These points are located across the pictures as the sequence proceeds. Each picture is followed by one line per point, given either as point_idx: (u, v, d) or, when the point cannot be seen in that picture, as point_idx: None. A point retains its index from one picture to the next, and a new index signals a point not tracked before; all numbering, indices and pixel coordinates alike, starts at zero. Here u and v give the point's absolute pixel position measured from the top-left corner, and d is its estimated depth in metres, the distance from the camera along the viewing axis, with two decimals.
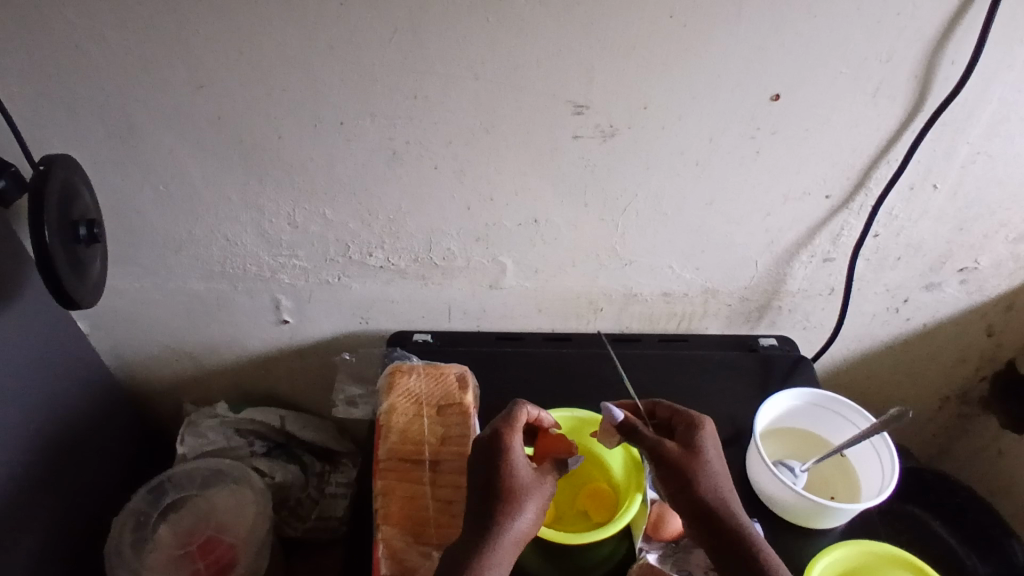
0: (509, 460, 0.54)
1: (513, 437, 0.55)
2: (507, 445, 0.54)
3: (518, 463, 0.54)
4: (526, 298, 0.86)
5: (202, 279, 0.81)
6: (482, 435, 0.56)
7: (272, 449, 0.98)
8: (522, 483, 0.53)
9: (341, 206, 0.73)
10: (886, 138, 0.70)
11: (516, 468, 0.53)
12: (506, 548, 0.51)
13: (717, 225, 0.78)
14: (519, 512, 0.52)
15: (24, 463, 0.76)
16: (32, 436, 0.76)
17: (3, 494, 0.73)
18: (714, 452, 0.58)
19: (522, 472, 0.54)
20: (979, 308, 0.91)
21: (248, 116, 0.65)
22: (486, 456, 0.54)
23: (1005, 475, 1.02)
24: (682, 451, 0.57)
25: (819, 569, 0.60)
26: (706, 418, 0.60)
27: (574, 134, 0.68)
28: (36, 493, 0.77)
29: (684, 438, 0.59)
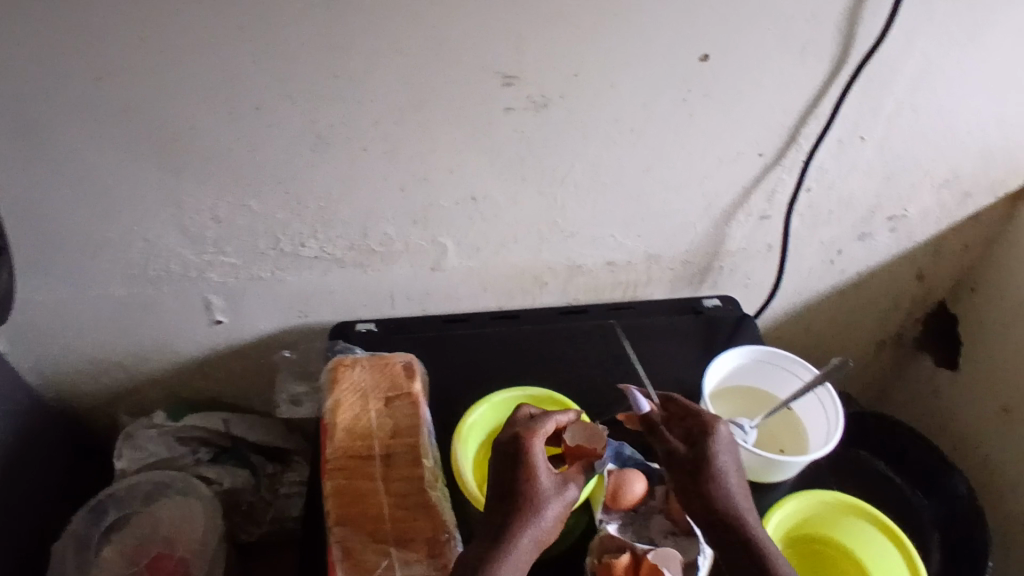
0: (532, 468, 0.52)
1: (538, 443, 0.53)
2: (533, 451, 0.53)
3: (540, 467, 0.52)
4: (469, 277, 0.83)
5: (124, 284, 0.76)
6: (504, 441, 0.54)
7: (218, 454, 0.94)
8: (545, 492, 0.51)
9: (268, 196, 0.69)
10: (814, 94, 0.70)
11: (539, 474, 0.52)
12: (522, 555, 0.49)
13: (656, 191, 0.77)
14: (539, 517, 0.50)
15: None
16: None
17: None
18: (727, 458, 0.56)
19: (547, 477, 0.52)
20: (909, 254, 0.94)
21: (157, 105, 0.61)
22: (507, 462, 0.53)
23: (942, 411, 1.07)
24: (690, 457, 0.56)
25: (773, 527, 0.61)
26: (718, 422, 0.57)
27: (507, 107, 0.66)
28: None
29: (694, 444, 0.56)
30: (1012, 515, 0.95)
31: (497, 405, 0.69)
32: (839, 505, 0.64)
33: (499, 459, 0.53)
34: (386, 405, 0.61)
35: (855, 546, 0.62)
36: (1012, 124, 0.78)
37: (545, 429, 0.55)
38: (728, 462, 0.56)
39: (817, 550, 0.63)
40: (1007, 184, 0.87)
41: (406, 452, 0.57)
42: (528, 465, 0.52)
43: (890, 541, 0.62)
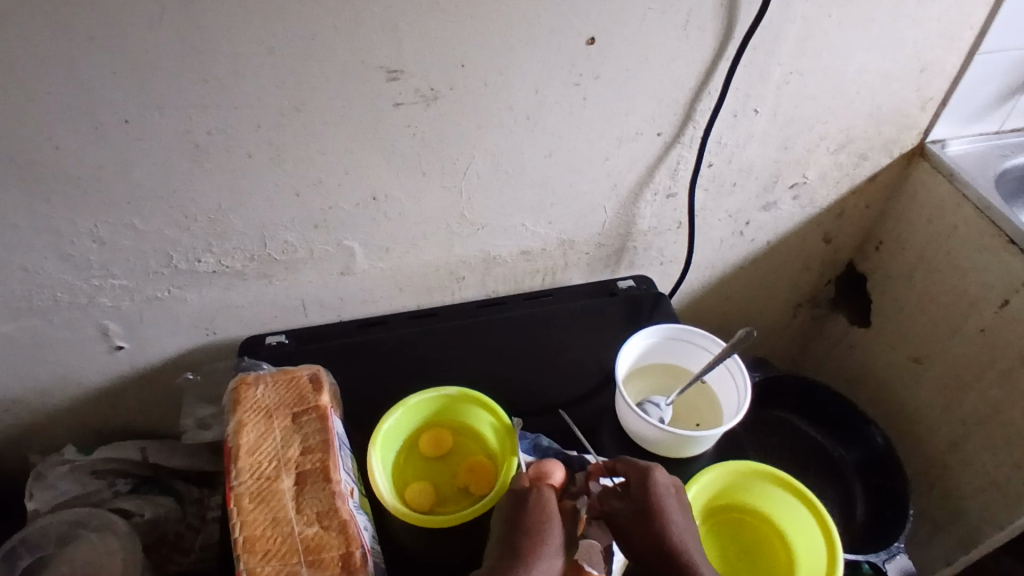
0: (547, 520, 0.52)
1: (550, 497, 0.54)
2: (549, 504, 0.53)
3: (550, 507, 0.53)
4: (382, 279, 0.81)
5: (7, 319, 0.71)
6: (522, 495, 0.54)
7: (140, 485, 0.88)
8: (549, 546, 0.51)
9: (152, 213, 0.66)
10: (703, 69, 0.71)
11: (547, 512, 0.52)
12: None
13: (560, 175, 0.77)
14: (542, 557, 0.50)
15: None
16: None
17: None
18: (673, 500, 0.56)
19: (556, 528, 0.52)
20: (814, 218, 0.97)
21: (12, 127, 0.57)
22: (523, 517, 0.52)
23: (858, 365, 1.11)
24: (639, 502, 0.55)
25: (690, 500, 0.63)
26: (657, 465, 0.58)
27: (395, 102, 0.64)
28: None
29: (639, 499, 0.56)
30: (929, 456, 1.00)
31: (413, 407, 0.68)
32: (745, 471, 0.65)
33: (511, 517, 0.53)
34: (292, 422, 0.59)
35: (769, 508, 0.64)
36: (894, 84, 0.81)
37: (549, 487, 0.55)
38: (674, 504, 0.55)
39: (733, 519, 0.65)
40: (898, 143, 0.90)
41: (315, 469, 0.56)
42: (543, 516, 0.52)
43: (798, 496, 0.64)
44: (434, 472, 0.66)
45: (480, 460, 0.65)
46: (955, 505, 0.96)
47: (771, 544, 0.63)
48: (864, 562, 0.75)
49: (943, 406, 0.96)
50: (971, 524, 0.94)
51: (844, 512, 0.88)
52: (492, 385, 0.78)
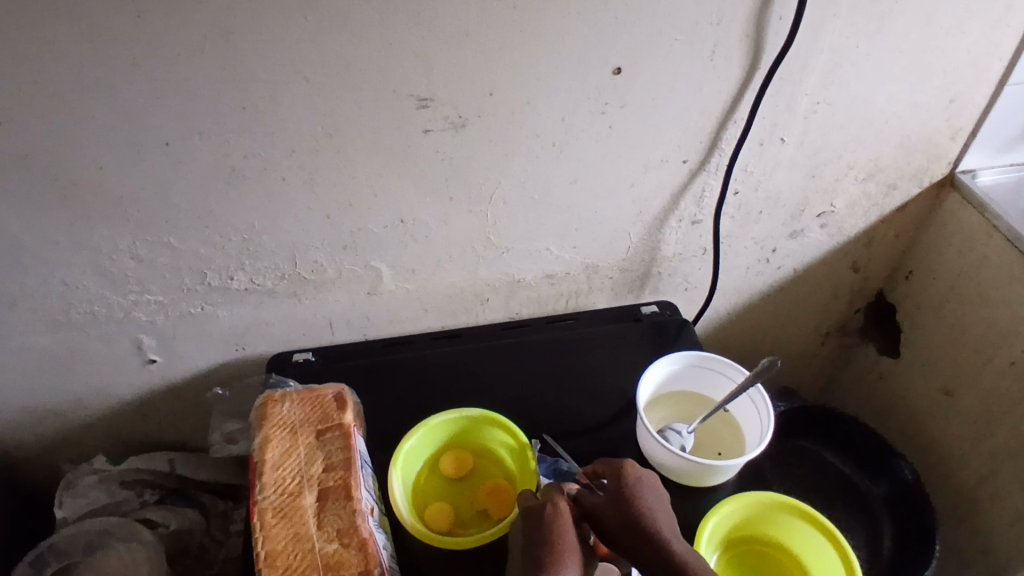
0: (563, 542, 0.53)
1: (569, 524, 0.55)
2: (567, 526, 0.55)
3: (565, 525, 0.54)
4: (408, 300, 0.82)
5: (48, 332, 0.74)
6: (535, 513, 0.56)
7: (166, 496, 0.90)
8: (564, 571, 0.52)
9: (188, 232, 0.68)
10: (729, 98, 0.72)
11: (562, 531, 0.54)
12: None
13: (585, 201, 0.77)
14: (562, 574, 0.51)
15: None
16: None
17: None
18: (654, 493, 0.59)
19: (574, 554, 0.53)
20: (842, 247, 0.96)
21: (61, 149, 0.60)
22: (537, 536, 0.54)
23: (888, 397, 1.09)
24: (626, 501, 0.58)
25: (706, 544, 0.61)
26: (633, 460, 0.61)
27: (425, 128, 0.66)
28: None
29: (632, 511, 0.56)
30: (960, 493, 0.97)
31: (434, 428, 0.68)
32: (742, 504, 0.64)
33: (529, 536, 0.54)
34: (316, 439, 0.60)
35: (791, 540, 0.63)
36: (924, 115, 0.80)
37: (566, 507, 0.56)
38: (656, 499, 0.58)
39: (753, 548, 0.64)
40: (928, 174, 0.89)
41: (336, 486, 0.56)
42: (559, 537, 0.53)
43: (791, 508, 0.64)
44: (453, 494, 0.67)
45: (499, 483, 0.65)
46: (987, 544, 0.93)
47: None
48: None
49: (975, 442, 0.93)
50: (1005, 564, 0.91)
51: (870, 547, 0.85)
52: (513, 407, 0.78)
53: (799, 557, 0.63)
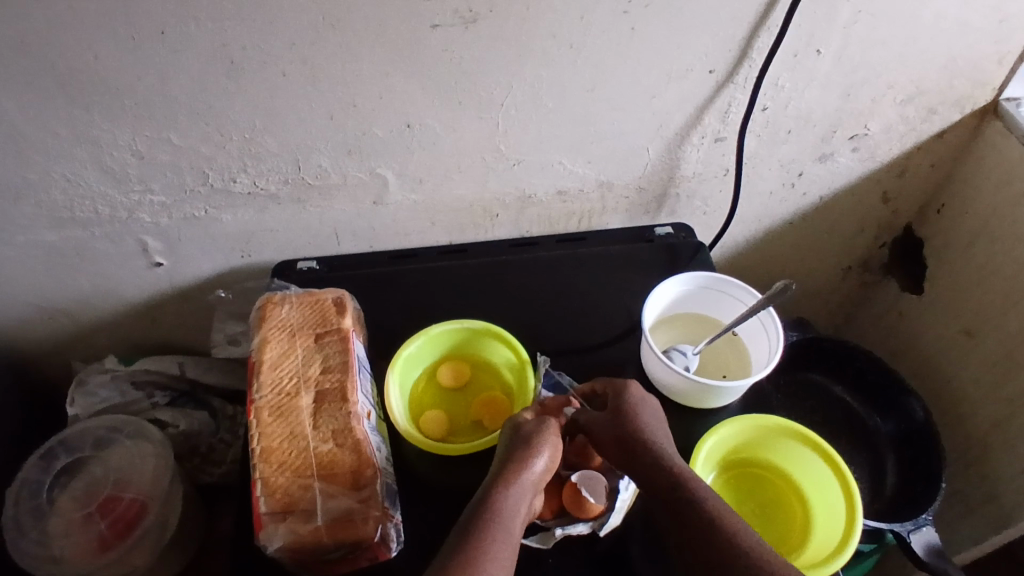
0: (539, 446, 0.55)
1: (552, 427, 0.57)
2: (549, 431, 0.56)
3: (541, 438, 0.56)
4: (414, 211, 0.80)
5: (53, 229, 0.73)
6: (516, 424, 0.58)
7: (177, 398, 0.92)
8: (535, 478, 0.54)
9: (188, 129, 0.66)
10: (764, 2, 0.66)
11: (535, 444, 0.55)
12: (516, 532, 0.50)
13: (602, 112, 0.73)
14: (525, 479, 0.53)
15: None
16: None
17: None
18: (648, 409, 0.60)
19: (547, 456, 0.55)
20: (873, 175, 0.92)
21: (51, 35, 0.57)
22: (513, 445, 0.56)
23: (904, 333, 1.06)
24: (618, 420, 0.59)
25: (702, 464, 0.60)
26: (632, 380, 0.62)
27: (433, 23, 0.62)
28: None
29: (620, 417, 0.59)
30: (969, 433, 0.96)
31: (434, 337, 0.68)
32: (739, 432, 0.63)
33: (508, 445, 0.56)
34: (315, 342, 0.59)
35: (793, 468, 0.62)
36: (974, 33, 0.74)
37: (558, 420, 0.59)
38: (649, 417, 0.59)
39: (754, 472, 0.63)
40: (973, 99, 0.83)
41: (333, 389, 0.56)
42: (535, 442, 0.55)
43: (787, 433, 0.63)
44: (450, 405, 0.67)
45: (497, 396, 0.65)
46: (991, 484, 0.93)
47: (786, 499, 0.62)
48: (888, 531, 0.72)
49: (990, 383, 0.91)
50: (1004, 504, 0.91)
51: (872, 482, 0.85)
52: (518, 324, 0.77)
53: (799, 485, 0.62)
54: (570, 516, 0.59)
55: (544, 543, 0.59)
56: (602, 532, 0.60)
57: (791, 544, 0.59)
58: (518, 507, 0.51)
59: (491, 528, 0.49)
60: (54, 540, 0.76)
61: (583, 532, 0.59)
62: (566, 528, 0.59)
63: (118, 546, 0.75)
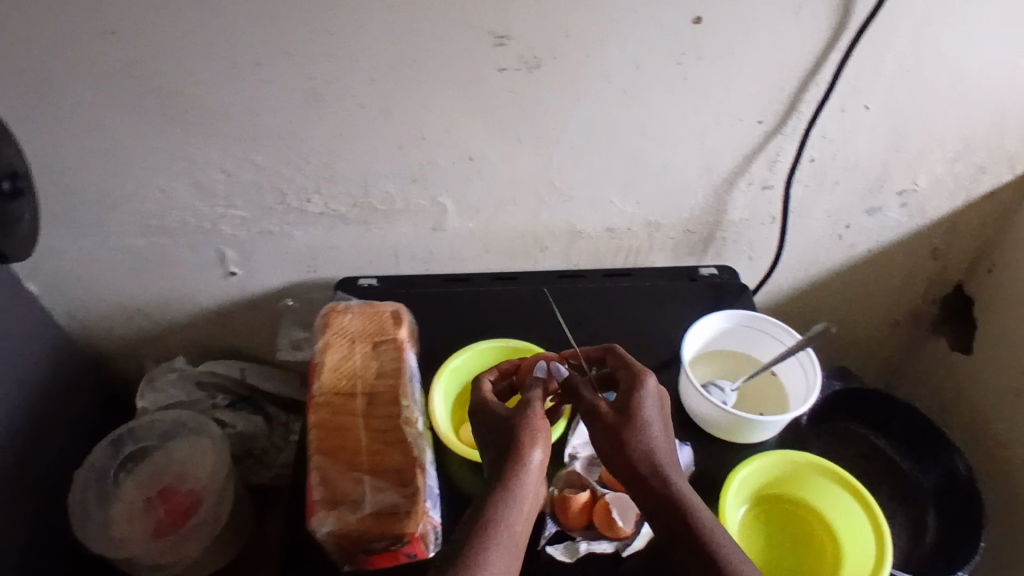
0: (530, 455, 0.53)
1: (535, 407, 0.57)
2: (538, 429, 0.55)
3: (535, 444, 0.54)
4: (470, 239, 0.85)
5: (143, 236, 0.81)
6: (508, 420, 0.56)
7: (236, 402, 0.99)
8: (532, 488, 0.53)
9: (272, 151, 0.73)
10: (812, 58, 0.70)
11: (530, 452, 0.53)
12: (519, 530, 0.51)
13: (653, 155, 0.78)
14: (519, 492, 0.52)
15: None
16: None
17: None
18: (654, 409, 0.57)
19: (544, 448, 0.54)
20: (921, 230, 0.92)
21: (164, 65, 0.64)
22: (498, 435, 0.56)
23: (950, 393, 1.05)
24: (619, 415, 0.56)
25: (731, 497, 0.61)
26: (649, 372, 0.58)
27: (499, 67, 0.67)
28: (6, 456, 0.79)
29: (622, 398, 0.57)
30: (1018, 497, 0.93)
31: (481, 352, 0.74)
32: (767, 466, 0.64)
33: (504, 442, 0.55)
34: (372, 349, 0.64)
35: (809, 495, 0.64)
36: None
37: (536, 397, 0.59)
38: (655, 417, 0.56)
39: (777, 506, 0.64)
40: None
41: (386, 393, 0.61)
42: (527, 447, 0.54)
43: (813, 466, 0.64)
44: None
45: None
46: None
47: (800, 516, 0.64)
48: None
49: None
50: None
51: (912, 536, 0.84)
52: (561, 350, 0.81)
53: (806, 500, 0.64)
54: (596, 532, 0.61)
55: (570, 555, 0.60)
56: (626, 552, 0.60)
57: (826, 564, 0.60)
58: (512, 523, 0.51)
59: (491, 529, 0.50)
60: (114, 523, 0.82)
61: (606, 551, 0.60)
62: (590, 543, 0.61)
63: (173, 533, 0.82)
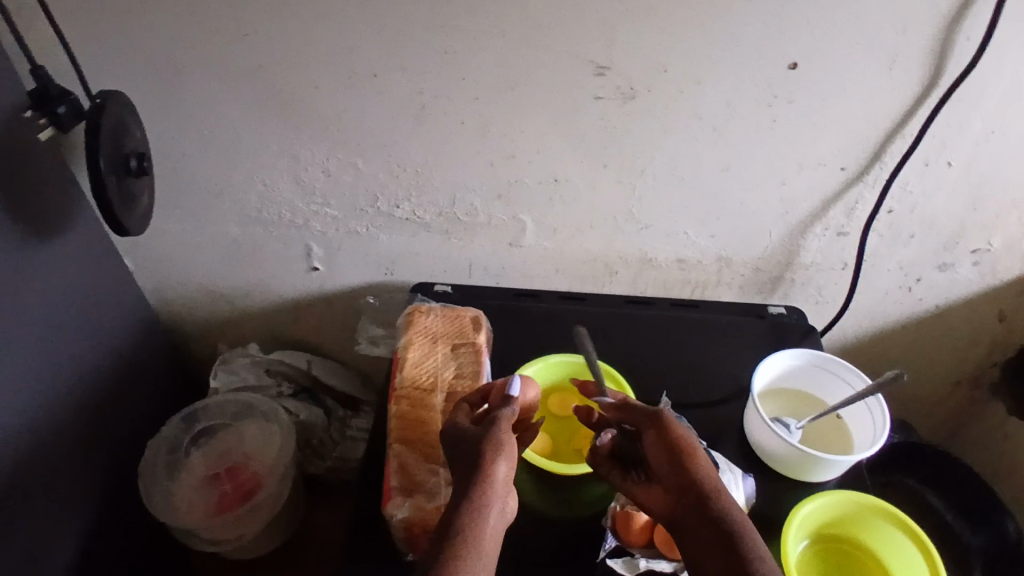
0: (494, 464, 0.52)
1: (504, 423, 0.55)
2: (501, 443, 0.53)
3: (501, 455, 0.52)
4: (544, 256, 0.88)
5: (239, 225, 0.86)
6: (471, 432, 0.55)
7: (299, 392, 1.03)
8: (498, 501, 0.50)
9: (371, 157, 0.77)
10: (899, 112, 0.71)
11: (496, 461, 0.52)
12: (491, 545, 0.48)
13: (732, 191, 0.80)
14: (486, 500, 0.50)
15: (90, 389, 0.83)
16: (94, 368, 0.83)
17: (70, 416, 0.80)
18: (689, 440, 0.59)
19: (507, 460, 0.52)
20: (993, 292, 0.92)
21: (288, 68, 0.70)
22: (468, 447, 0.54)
23: (1010, 460, 1.03)
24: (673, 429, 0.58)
25: (796, 533, 0.62)
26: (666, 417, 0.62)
27: (596, 95, 0.71)
28: (95, 418, 0.84)
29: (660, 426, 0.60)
30: None
31: (551, 366, 0.77)
32: (835, 505, 0.64)
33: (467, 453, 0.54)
34: (452, 351, 0.70)
35: (871, 538, 0.64)
36: None
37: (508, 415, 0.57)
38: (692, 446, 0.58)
39: (838, 546, 0.64)
40: None
41: (464, 391, 0.66)
42: (491, 456, 0.52)
43: (878, 510, 0.64)
44: (556, 431, 0.73)
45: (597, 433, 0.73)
46: None
47: (859, 560, 0.64)
48: None
49: None
50: None
51: None
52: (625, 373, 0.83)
53: (866, 543, 0.64)
54: (655, 551, 0.62)
55: (629, 570, 0.62)
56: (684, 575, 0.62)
57: None
58: (483, 531, 0.48)
59: (468, 539, 0.47)
60: (180, 492, 0.86)
61: (665, 571, 0.61)
62: (650, 561, 0.62)
63: (236, 510, 0.86)
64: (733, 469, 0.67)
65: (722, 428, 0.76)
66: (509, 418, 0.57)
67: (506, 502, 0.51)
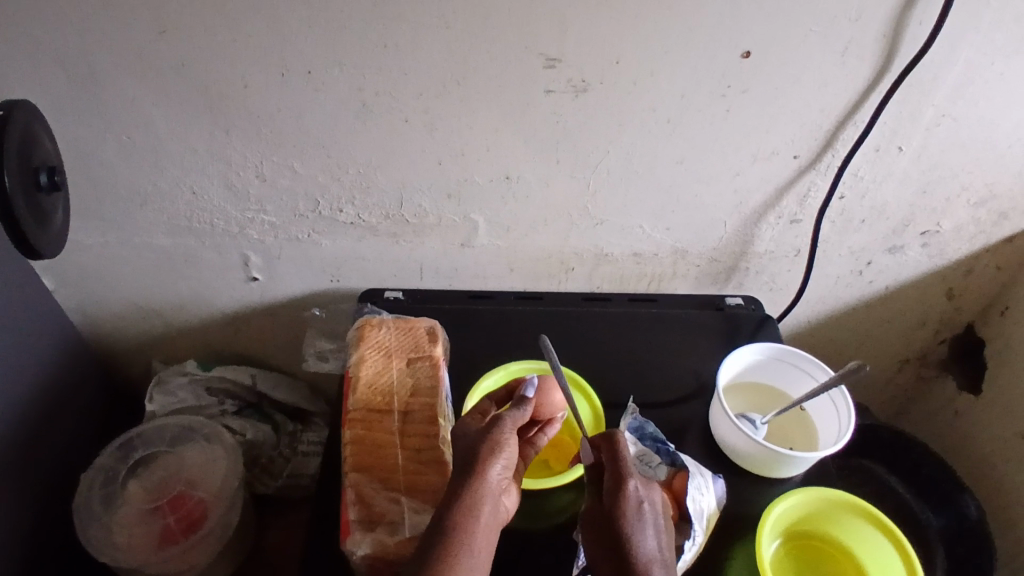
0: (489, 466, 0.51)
1: (508, 423, 0.54)
2: (500, 449, 0.52)
3: (495, 463, 0.51)
4: (498, 256, 0.85)
5: (168, 235, 0.80)
6: (471, 434, 0.54)
7: (244, 408, 0.98)
8: (489, 508, 0.50)
9: (309, 160, 0.72)
10: (851, 100, 0.71)
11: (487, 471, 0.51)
12: (482, 543, 0.48)
13: (687, 183, 0.78)
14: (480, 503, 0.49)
15: (11, 424, 0.76)
16: (15, 400, 0.76)
17: None
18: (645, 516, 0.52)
19: (505, 460, 0.52)
20: (939, 272, 0.94)
21: (213, 65, 0.64)
22: (468, 446, 0.53)
23: (958, 434, 1.06)
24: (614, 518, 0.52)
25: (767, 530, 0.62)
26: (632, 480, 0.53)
27: (548, 88, 0.67)
28: (18, 454, 0.77)
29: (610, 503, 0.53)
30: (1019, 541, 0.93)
31: (513, 373, 0.75)
32: (804, 503, 0.64)
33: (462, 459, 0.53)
34: (408, 365, 0.68)
35: (843, 534, 0.64)
36: None
37: (516, 417, 0.56)
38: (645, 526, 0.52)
39: (809, 543, 0.64)
40: None
41: (422, 409, 0.64)
42: (485, 462, 0.51)
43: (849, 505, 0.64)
44: None
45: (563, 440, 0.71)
46: None
47: (832, 556, 0.64)
48: None
49: None
50: None
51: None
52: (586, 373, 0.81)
53: (838, 538, 0.64)
54: None
55: None
56: None
57: None
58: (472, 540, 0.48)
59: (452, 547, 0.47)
60: (119, 527, 0.80)
61: None
62: None
63: (181, 542, 0.80)
64: (703, 472, 0.64)
65: (687, 425, 0.74)
66: (517, 419, 0.56)
67: (502, 501, 0.52)
